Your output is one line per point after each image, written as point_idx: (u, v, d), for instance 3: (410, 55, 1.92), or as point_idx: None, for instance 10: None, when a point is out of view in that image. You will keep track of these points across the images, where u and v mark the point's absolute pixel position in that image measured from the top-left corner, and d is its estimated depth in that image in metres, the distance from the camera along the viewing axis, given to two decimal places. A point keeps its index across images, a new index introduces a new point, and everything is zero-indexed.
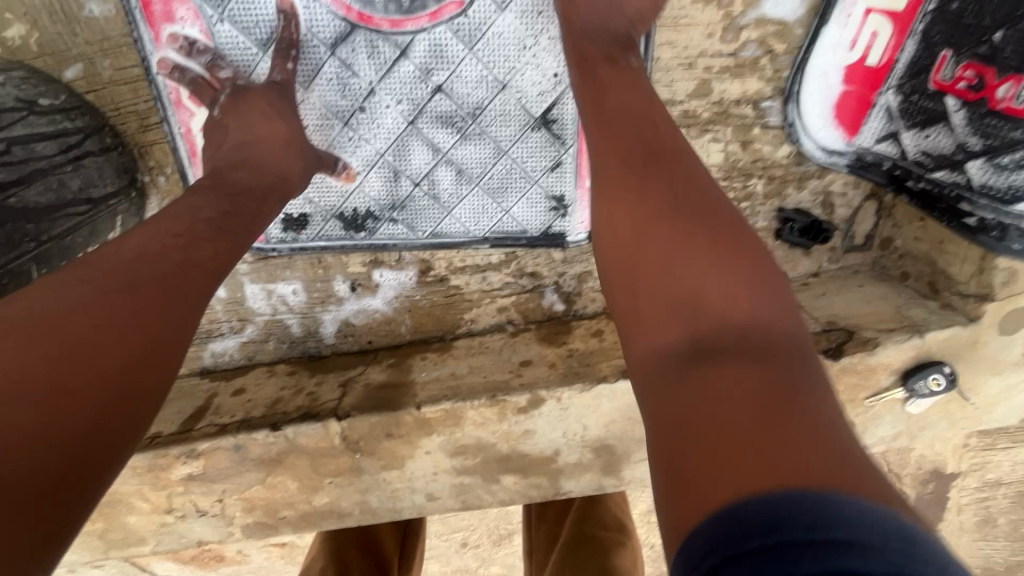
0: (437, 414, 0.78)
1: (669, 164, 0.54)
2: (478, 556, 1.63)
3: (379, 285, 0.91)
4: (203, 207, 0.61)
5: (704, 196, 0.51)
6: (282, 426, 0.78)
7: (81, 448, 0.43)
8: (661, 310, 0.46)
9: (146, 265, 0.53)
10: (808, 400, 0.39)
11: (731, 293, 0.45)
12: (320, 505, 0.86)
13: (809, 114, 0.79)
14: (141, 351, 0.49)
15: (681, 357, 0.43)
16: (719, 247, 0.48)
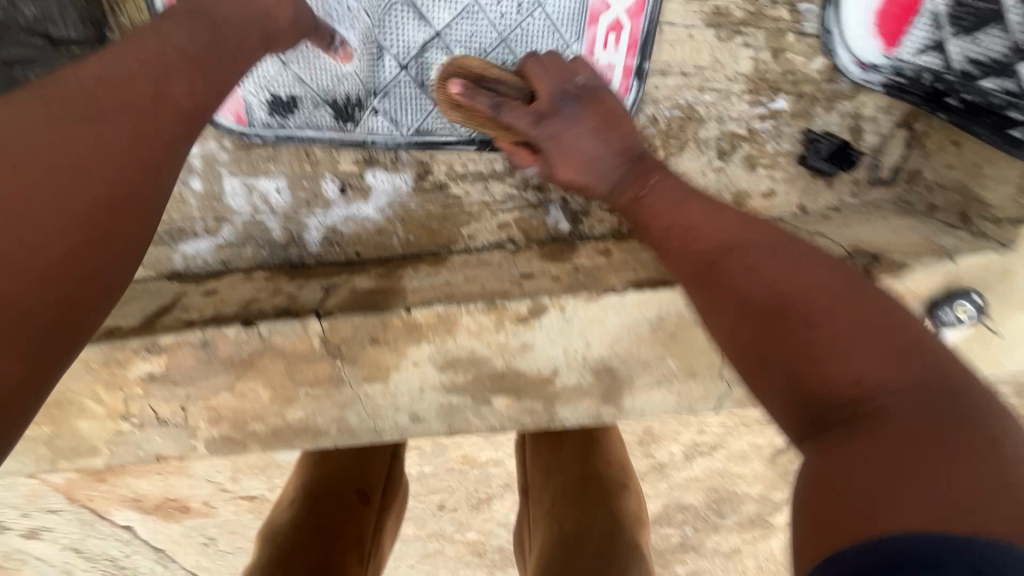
0: (428, 319, 0.71)
1: (736, 276, 0.53)
2: (454, 521, 1.57)
3: (371, 189, 0.84)
4: (174, 31, 0.54)
5: (779, 289, 0.49)
6: (257, 321, 0.71)
7: (49, 296, 0.39)
8: (767, 362, 0.47)
9: (113, 97, 0.47)
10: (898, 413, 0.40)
11: (866, 355, 0.43)
12: (293, 420, 0.79)
13: (848, 20, 0.73)
14: (112, 193, 0.44)
15: (810, 417, 0.43)
16: (783, 290, 0.49)
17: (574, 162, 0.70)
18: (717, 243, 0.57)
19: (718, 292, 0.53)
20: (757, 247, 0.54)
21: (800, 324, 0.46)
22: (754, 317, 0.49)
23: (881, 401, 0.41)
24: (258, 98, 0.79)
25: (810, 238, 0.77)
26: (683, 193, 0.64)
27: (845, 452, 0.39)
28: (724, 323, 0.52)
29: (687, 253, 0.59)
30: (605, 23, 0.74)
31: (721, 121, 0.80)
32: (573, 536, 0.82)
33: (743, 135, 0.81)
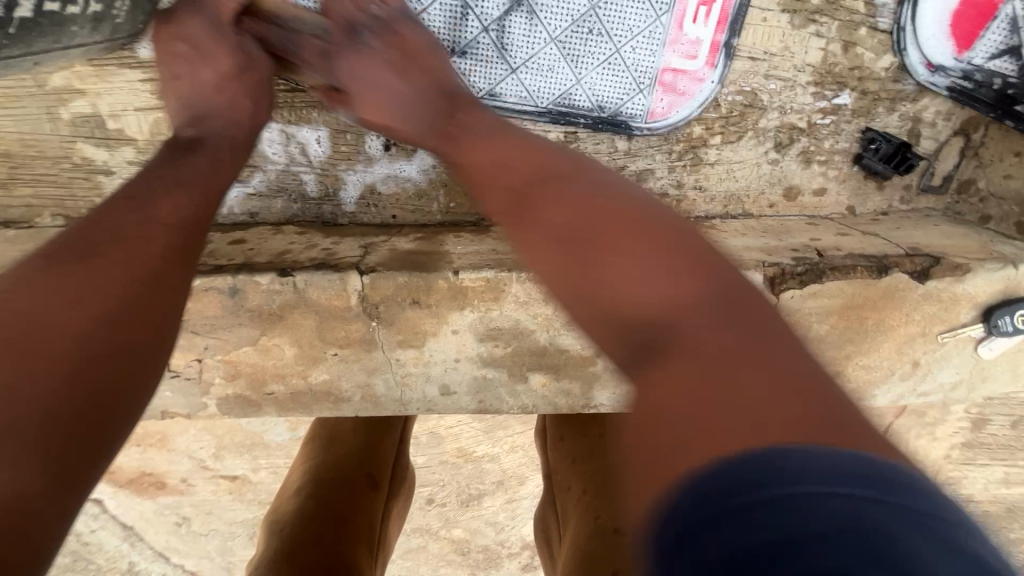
0: (476, 284, 0.67)
1: (552, 203, 0.48)
2: (442, 516, 1.52)
3: (417, 149, 0.80)
4: (158, 173, 0.55)
5: (584, 216, 0.45)
6: (293, 272, 0.66)
7: (53, 411, 0.36)
8: (577, 288, 0.43)
9: (108, 234, 0.46)
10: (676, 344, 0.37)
11: (662, 278, 0.39)
12: (317, 383, 0.74)
13: (924, 20, 0.73)
14: (115, 305, 0.42)
15: (626, 343, 0.40)
16: (598, 215, 0.45)
17: (373, 105, 0.67)
18: (533, 174, 0.52)
19: (523, 218, 0.49)
20: (541, 176, 0.51)
21: (603, 254, 0.43)
22: (553, 249, 0.45)
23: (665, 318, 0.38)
24: None
25: (864, 236, 0.75)
26: (464, 122, 0.63)
27: (656, 389, 0.36)
28: (529, 246, 0.48)
29: (478, 169, 0.57)
30: None
31: (782, 112, 0.78)
32: (613, 528, 0.78)
33: (801, 129, 0.79)
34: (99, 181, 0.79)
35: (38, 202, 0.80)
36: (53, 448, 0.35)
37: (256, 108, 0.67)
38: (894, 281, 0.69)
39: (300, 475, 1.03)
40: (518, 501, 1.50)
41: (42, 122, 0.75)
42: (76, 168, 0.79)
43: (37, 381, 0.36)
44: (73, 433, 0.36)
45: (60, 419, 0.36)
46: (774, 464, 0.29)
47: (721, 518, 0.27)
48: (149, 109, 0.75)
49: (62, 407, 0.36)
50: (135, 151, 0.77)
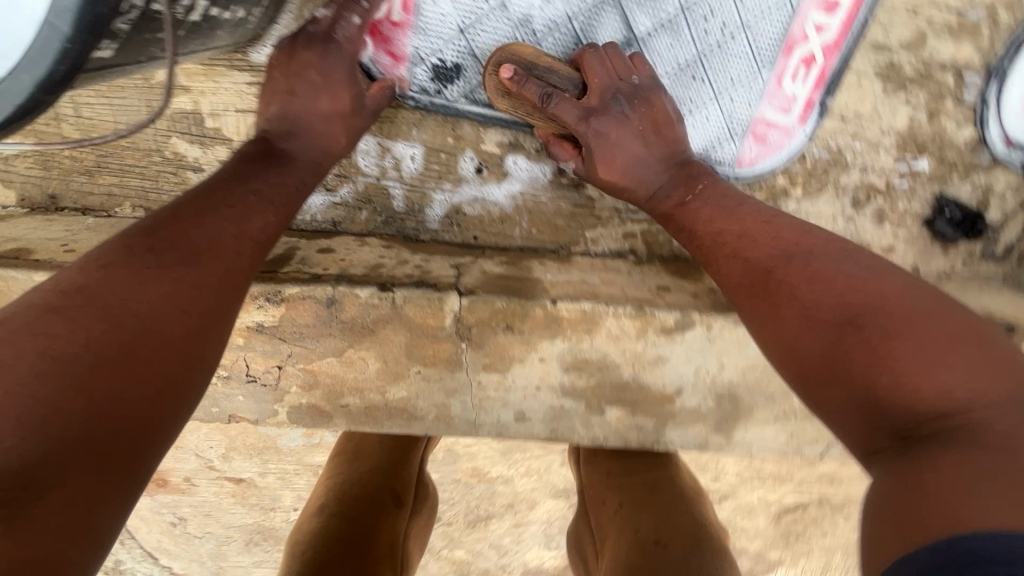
0: (572, 315, 0.68)
1: (803, 301, 0.52)
2: (446, 535, 1.49)
3: (508, 174, 0.81)
4: (246, 176, 0.60)
5: (858, 296, 0.50)
6: (393, 287, 0.67)
7: (115, 409, 0.41)
8: (837, 381, 0.47)
9: (194, 243, 0.52)
10: (954, 422, 0.41)
11: (946, 361, 0.43)
12: (392, 400, 0.74)
13: (1009, 96, 0.76)
14: (194, 319, 0.48)
15: (884, 426, 0.43)
16: (855, 303, 0.49)
17: (619, 164, 0.70)
18: (779, 258, 0.57)
19: (783, 304, 0.54)
20: (843, 286, 0.51)
21: (877, 333, 0.46)
22: (818, 326, 0.50)
23: (944, 395, 0.42)
24: (427, 71, 0.76)
25: None
26: (766, 226, 0.61)
27: (923, 470, 0.39)
28: (774, 331, 0.53)
29: (721, 237, 0.63)
30: (799, 55, 0.74)
31: (864, 171, 0.80)
32: (654, 542, 0.79)
33: (880, 188, 0.81)
34: (187, 177, 0.78)
35: (120, 192, 0.78)
36: (104, 454, 0.39)
37: (343, 142, 0.70)
38: None
39: (320, 492, 0.99)
40: (526, 525, 1.46)
41: (140, 114, 0.75)
42: (166, 162, 0.77)
43: (109, 378, 0.41)
44: (131, 436, 0.41)
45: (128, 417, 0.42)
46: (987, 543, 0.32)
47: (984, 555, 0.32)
48: (250, 112, 0.76)
49: (128, 407, 0.42)
50: (230, 151, 0.77)
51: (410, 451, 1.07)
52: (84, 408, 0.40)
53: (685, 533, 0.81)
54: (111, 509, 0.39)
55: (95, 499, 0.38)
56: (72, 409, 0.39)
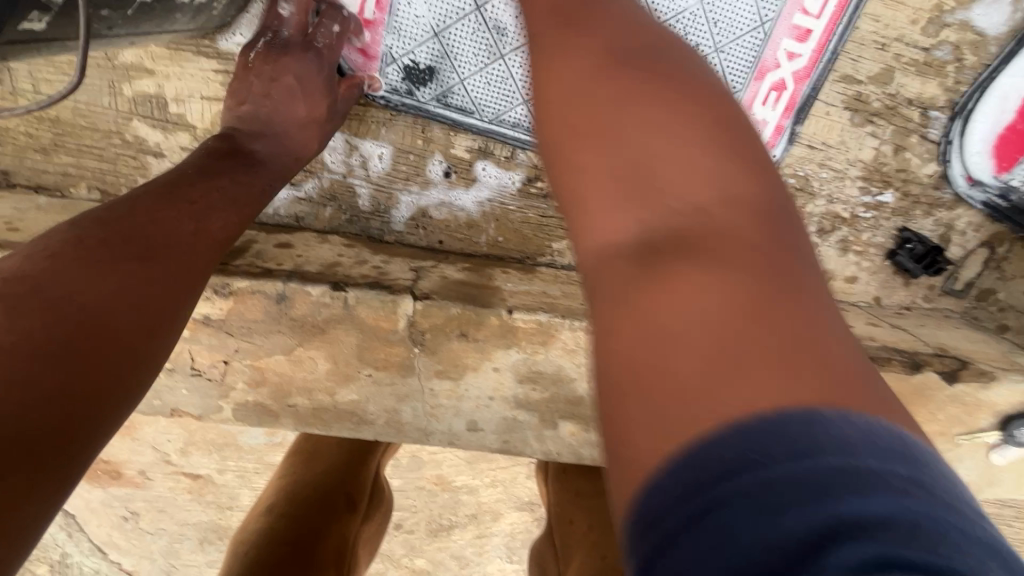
0: (527, 326, 0.67)
1: (605, 88, 0.40)
2: (406, 543, 1.46)
3: (477, 180, 0.80)
4: (210, 175, 0.58)
5: (671, 110, 0.38)
6: (346, 287, 0.65)
7: (55, 404, 0.37)
8: (617, 203, 0.37)
9: (152, 236, 0.49)
10: (700, 245, 0.33)
11: (695, 172, 0.36)
12: (342, 402, 0.72)
13: (972, 135, 0.76)
14: (144, 317, 0.45)
15: (649, 265, 0.34)
16: (635, 116, 0.38)
17: None
18: (613, 46, 0.43)
19: (603, 91, 0.40)
20: (640, 98, 0.39)
21: (656, 148, 0.37)
22: (612, 137, 0.38)
23: (684, 219, 0.35)
24: (398, 72, 0.75)
25: (894, 330, 0.77)
26: (574, 9, 0.46)
27: (674, 305, 0.31)
28: (564, 152, 0.41)
29: (557, 20, 0.47)
30: (771, 80, 0.75)
31: (829, 201, 0.81)
32: (620, 570, 0.76)
33: (844, 219, 0.82)
34: (147, 162, 0.76)
35: (76, 173, 0.76)
36: (35, 454, 0.35)
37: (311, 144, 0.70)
38: (927, 379, 0.71)
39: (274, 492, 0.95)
40: (489, 538, 1.45)
41: (101, 94, 0.73)
42: (126, 145, 0.76)
43: (47, 372, 0.37)
44: (67, 435, 0.37)
45: (67, 411, 0.37)
46: (749, 452, 0.24)
47: (708, 477, 0.24)
48: (215, 101, 0.74)
49: (69, 403, 0.37)
50: (192, 138, 0.76)
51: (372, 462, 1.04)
52: (18, 402, 0.35)
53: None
54: (31, 520, 0.34)
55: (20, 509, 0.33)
56: (5, 403, 0.35)
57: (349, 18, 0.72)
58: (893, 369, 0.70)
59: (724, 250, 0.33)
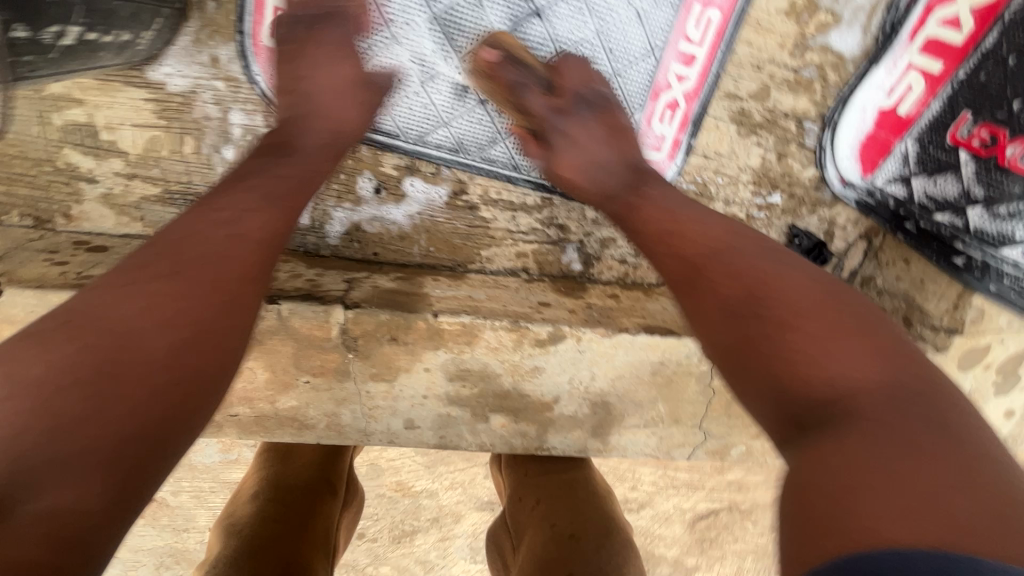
0: (452, 328, 0.73)
1: (737, 246, 0.57)
2: (371, 552, 1.48)
3: (406, 195, 0.86)
4: (270, 180, 0.60)
5: (750, 279, 0.54)
6: (279, 300, 0.69)
7: (89, 436, 0.40)
8: (759, 371, 0.50)
9: (199, 239, 0.52)
10: (841, 425, 0.45)
11: (858, 359, 0.47)
12: (283, 409, 0.76)
13: (840, 141, 0.88)
14: (207, 325, 0.48)
15: (787, 416, 0.48)
16: (804, 318, 0.50)
17: (578, 170, 0.74)
18: (710, 232, 0.59)
19: (706, 276, 0.56)
20: (787, 288, 0.52)
21: (775, 317, 0.51)
22: (731, 300, 0.54)
23: (849, 391, 0.46)
24: None
25: None
26: (685, 241, 0.60)
27: (824, 451, 0.44)
28: (719, 345, 0.53)
29: (644, 223, 0.64)
30: (664, 99, 0.84)
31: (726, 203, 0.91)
32: (569, 534, 0.83)
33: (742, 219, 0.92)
34: (80, 187, 0.78)
35: (5, 201, 0.76)
36: (89, 470, 0.40)
37: (355, 115, 0.72)
38: None
39: (256, 479, 1.03)
40: (453, 540, 1.47)
41: (31, 123, 0.76)
42: (58, 172, 0.77)
43: (83, 403, 0.41)
44: (119, 449, 0.41)
45: (121, 424, 0.42)
46: None
47: None
48: (148, 127, 0.78)
49: (110, 414, 0.41)
50: (125, 163, 0.78)
51: (341, 456, 1.09)
52: (55, 433, 0.39)
53: (597, 526, 0.85)
54: (98, 531, 0.40)
55: (66, 534, 0.38)
56: (44, 434, 0.39)
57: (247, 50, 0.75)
58: None
59: (870, 431, 0.43)
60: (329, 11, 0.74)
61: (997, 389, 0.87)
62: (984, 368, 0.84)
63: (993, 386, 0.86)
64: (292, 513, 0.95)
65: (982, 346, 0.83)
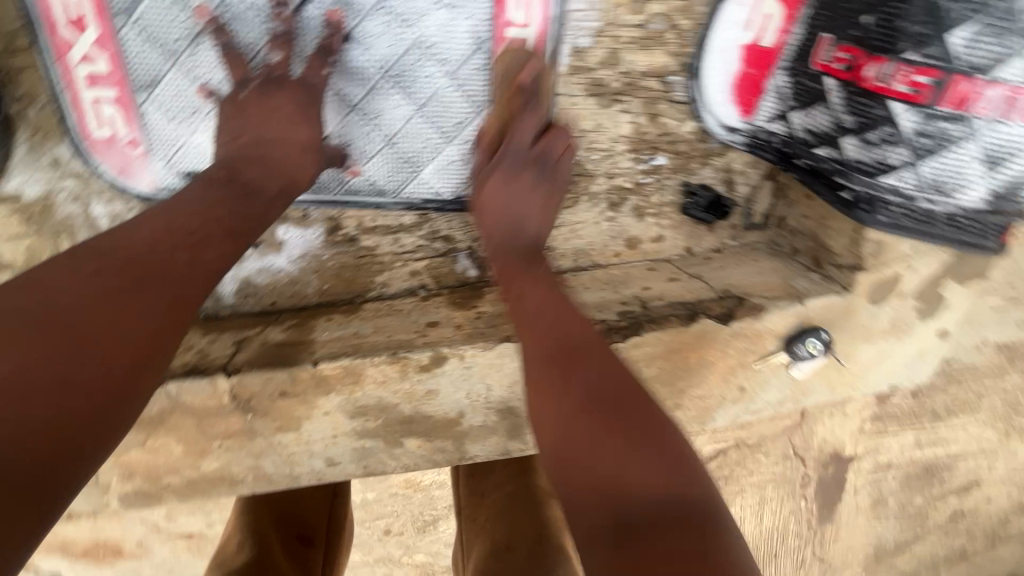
0: (335, 371, 0.75)
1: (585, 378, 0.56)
2: (401, 544, 1.34)
3: (284, 243, 0.87)
4: (216, 204, 0.62)
5: (609, 386, 0.56)
6: (164, 381, 0.73)
7: (44, 442, 0.43)
8: (593, 501, 0.50)
9: (151, 265, 0.54)
10: (648, 534, 0.46)
11: (654, 471, 0.50)
12: (209, 471, 0.81)
13: (709, 88, 0.81)
14: (130, 358, 0.49)
15: (609, 518, 0.48)
16: (618, 414, 0.53)
17: (501, 212, 0.72)
18: (568, 343, 0.60)
19: (555, 384, 0.57)
20: (613, 397, 0.55)
21: (612, 428, 0.52)
22: (589, 412, 0.54)
23: (648, 519, 0.47)
24: (171, 173, 0.78)
25: (690, 280, 0.84)
26: (566, 336, 0.60)
27: (636, 542, 0.46)
28: (572, 453, 0.53)
29: (518, 309, 0.66)
30: None
31: (609, 176, 0.87)
32: (505, 545, 0.87)
33: (630, 189, 0.88)
34: None
35: None
36: (13, 489, 0.40)
37: (306, 131, 0.70)
38: (704, 325, 0.78)
39: (235, 530, 0.97)
40: None
41: None
42: None
43: (38, 408, 0.43)
44: (45, 465, 0.42)
45: (46, 441, 0.43)
46: None
47: None
48: (20, 238, 0.77)
49: (45, 428, 0.43)
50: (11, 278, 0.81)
51: (320, 498, 1.03)
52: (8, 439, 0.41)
53: (537, 540, 0.86)
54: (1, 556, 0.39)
55: (3, 544, 0.39)
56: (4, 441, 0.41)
57: (82, 147, 0.75)
58: (670, 325, 0.77)
59: (662, 536, 0.46)
60: (141, 87, 0.73)
61: (921, 315, 0.82)
62: (900, 298, 0.80)
63: (916, 312, 0.82)
64: (285, 563, 0.91)
65: (891, 276, 0.79)
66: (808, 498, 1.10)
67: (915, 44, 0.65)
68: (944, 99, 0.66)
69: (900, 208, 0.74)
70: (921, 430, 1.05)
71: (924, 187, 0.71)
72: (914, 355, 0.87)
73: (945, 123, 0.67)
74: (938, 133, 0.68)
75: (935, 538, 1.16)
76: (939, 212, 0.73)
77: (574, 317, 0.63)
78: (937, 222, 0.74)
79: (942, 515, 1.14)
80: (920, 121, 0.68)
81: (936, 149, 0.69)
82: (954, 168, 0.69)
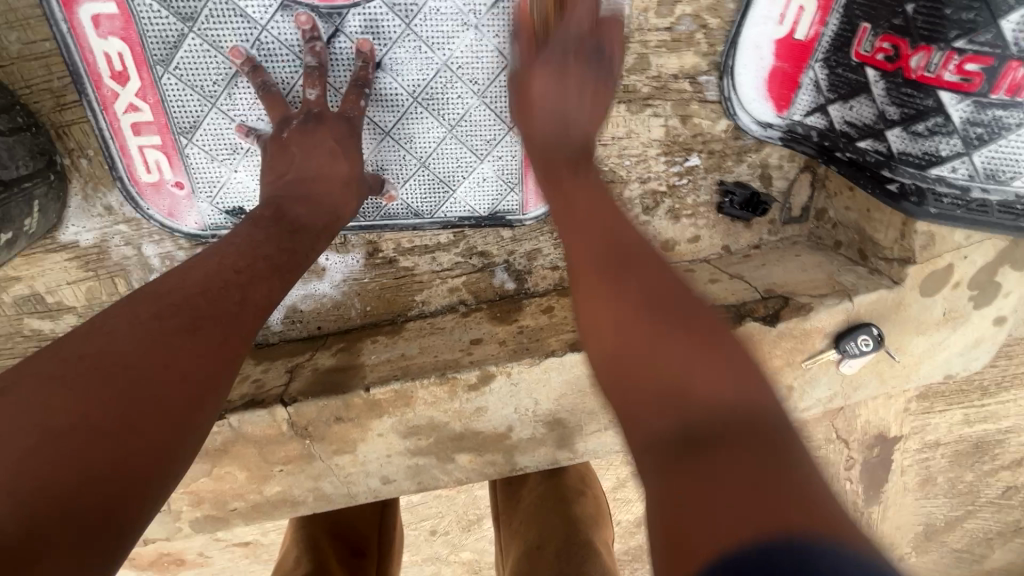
0: (387, 395, 0.77)
1: (642, 273, 0.52)
2: (448, 544, 1.37)
3: (325, 269, 0.88)
4: (261, 244, 0.63)
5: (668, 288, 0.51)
6: (226, 414, 0.76)
7: (102, 484, 0.42)
8: (662, 403, 0.43)
9: (207, 305, 0.55)
10: (719, 439, 0.39)
11: (717, 375, 0.43)
12: (272, 495, 0.84)
13: (742, 86, 0.79)
14: (190, 398, 0.50)
15: (677, 433, 0.41)
16: (684, 340, 0.46)
17: (546, 105, 0.68)
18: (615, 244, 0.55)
19: (609, 286, 0.52)
20: (677, 326, 0.48)
21: (683, 340, 0.47)
22: (643, 323, 0.48)
23: (717, 411, 0.41)
24: (217, 211, 0.81)
25: (731, 281, 0.83)
26: (608, 235, 0.56)
27: (709, 444, 0.39)
28: (622, 370, 0.47)
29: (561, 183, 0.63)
30: None
31: (642, 181, 0.86)
32: (535, 545, 0.88)
33: (664, 192, 0.87)
34: None
35: None
36: (80, 529, 0.40)
37: (346, 167, 0.72)
38: (750, 328, 0.77)
39: (291, 543, 1.00)
40: None
41: None
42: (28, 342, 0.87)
43: (101, 449, 0.43)
44: (112, 505, 0.42)
45: (112, 480, 0.43)
46: None
47: None
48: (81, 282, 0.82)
49: (109, 468, 0.43)
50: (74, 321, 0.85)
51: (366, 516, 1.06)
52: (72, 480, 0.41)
53: (570, 537, 0.88)
54: None
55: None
56: (59, 486, 0.40)
57: (132, 192, 0.78)
58: None
59: (724, 404, 0.41)
60: (183, 131, 0.76)
61: (975, 304, 0.80)
62: (953, 288, 0.78)
63: (970, 301, 0.80)
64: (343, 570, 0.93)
65: (942, 267, 0.77)
66: (854, 481, 1.07)
67: (964, 31, 0.62)
68: (997, 86, 0.63)
69: (952, 199, 0.71)
70: (971, 407, 1.03)
71: (977, 176, 0.69)
72: (969, 344, 0.84)
73: (998, 111, 0.64)
74: (991, 121, 0.65)
75: (989, 514, 1.14)
76: (994, 201, 0.70)
77: (605, 200, 0.61)
78: (992, 211, 0.70)
79: (996, 491, 1.11)
80: (971, 110, 0.65)
81: (989, 137, 0.66)
82: (1011, 154, 0.66)
